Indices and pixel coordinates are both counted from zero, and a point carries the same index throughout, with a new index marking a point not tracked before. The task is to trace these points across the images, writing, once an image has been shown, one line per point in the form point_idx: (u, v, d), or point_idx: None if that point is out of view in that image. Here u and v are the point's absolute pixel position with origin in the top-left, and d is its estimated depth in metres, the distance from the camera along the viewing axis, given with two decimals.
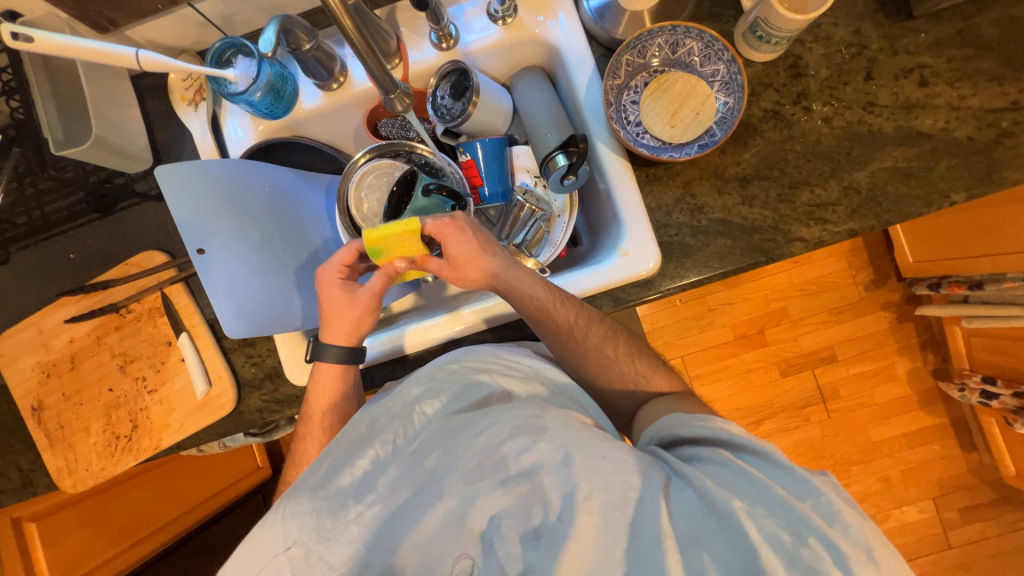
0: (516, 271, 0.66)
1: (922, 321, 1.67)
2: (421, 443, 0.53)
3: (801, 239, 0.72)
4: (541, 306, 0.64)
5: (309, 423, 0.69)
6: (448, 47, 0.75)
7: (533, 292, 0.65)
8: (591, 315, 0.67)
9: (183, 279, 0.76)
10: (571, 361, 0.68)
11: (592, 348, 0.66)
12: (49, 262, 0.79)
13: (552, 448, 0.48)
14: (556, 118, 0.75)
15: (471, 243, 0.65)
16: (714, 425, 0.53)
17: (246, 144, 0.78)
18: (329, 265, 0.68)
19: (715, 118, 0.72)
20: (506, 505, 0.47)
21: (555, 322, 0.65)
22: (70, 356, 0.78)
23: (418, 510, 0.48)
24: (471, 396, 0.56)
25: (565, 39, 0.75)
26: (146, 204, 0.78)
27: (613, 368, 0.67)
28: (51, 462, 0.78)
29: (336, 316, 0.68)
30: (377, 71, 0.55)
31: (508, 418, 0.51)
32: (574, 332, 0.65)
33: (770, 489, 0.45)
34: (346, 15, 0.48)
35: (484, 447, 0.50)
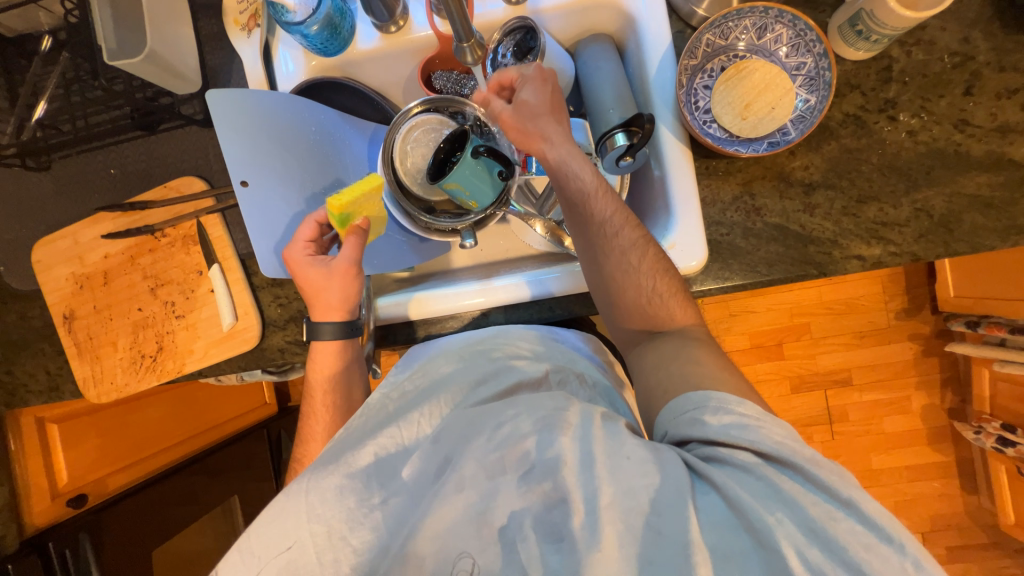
0: (567, 146, 0.59)
1: (948, 357, 1.62)
2: (446, 428, 0.52)
3: (859, 256, 0.68)
4: (583, 187, 0.58)
5: (312, 395, 0.69)
6: (517, 1, 0.71)
7: (577, 166, 0.58)
8: (628, 217, 0.59)
9: (219, 210, 0.75)
10: (594, 261, 0.59)
11: (619, 252, 0.58)
12: (89, 174, 0.79)
13: (574, 445, 0.46)
14: (620, 93, 0.71)
15: (543, 96, 0.61)
16: (732, 414, 0.46)
17: (296, 79, 0.75)
18: (295, 244, 0.68)
19: (791, 115, 0.67)
20: (528, 504, 0.44)
21: (588, 207, 0.58)
22: (104, 271, 0.79)
23: (436, 498, 0.45)
24: (497, 382, 0.56)
25: (644, 7, 0.70)
26: (190, 129, 0.77)
27: (633, 280, 0.58)
28: (78, 370, 0.80)
29: (312, 291, 0.67)
30: (454, 12, 0.51)
31: (530, 410, 0.50)
32: (605, 228, 0.58)
33: (799, 504, 0.40)
34: None
35: (506, 438, 0.47)
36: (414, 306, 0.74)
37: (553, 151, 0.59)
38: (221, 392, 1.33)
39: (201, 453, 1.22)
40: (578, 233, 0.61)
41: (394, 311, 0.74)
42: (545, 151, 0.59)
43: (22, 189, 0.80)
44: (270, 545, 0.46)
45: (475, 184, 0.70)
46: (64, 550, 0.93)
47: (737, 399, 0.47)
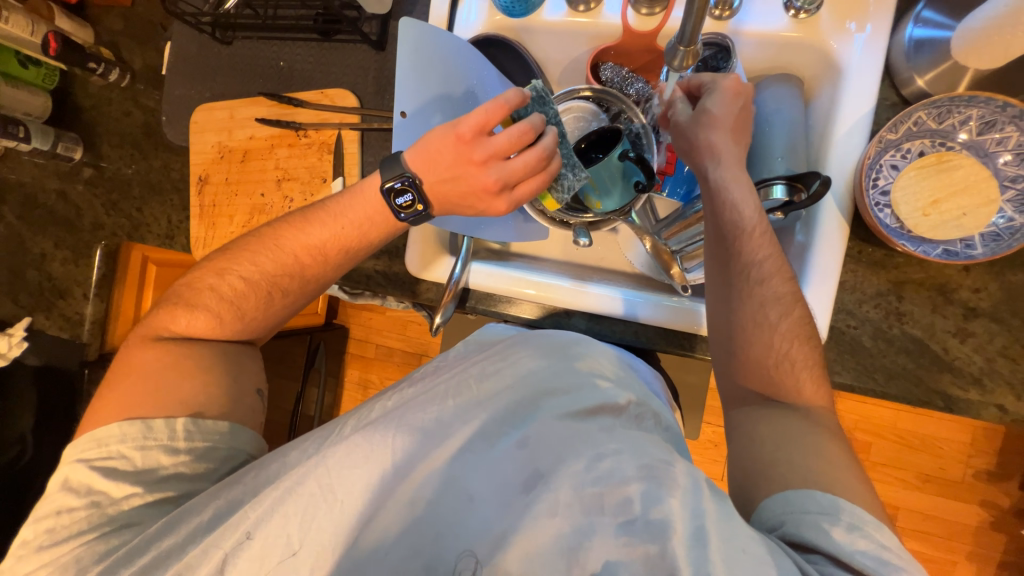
0: (736, 172, 0.59)
1: (1018, 541, 1.42)
2: (535, 433, 0.49)
3: (999, 405, 0.60)
4: (742, 220, 0.57)
5: (319, 216, 0.68)
6: (721, 16, 0.66)
7: (741, 203, 0.57)
8: (780, 266, 0.57)
9: (361, 129, 0.78)
10: (729, 299, 0.58)
11: (760, 299, 0.56)
12: (263, 60, 0.85)
13: (685, 513, 0.41)
14: (792, 144, 0.66)
15: (731, 111, 0.60)
16: (869, 541, 0.42)
17: (473, 30, 0.76)
18: (501, 137, 0.61)
19: (984, 229, 0.59)
20: (626, 559, 0.41)
21: (739, 242, 0.57)
22: (244, 150, 0.85)
23: (527, 512, 0.44)
24: (581, 397, 0.52)
25: (857, 61, 0.63)
26: (361, 46, 0.80)
27: (766, 334, 0.55)
28: (194, 228, 0.88)
29: (458, 190, 0.64)
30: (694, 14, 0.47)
31: (633, 451, 0.46)
32: (752, 270, 0.56)
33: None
34: None
35: (606, 475, 0.44)
36: (505, 283, 0.74)
37: (722, 177, 0.58)
38: None
39: None
40: (715, 265, 0.59)
41: (486, 280, 0.75)
42: (709, 171, 0.59)
43: (204, 55, 0.87)
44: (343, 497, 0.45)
45: (608, 185, 0.69)
46: None
47: (877, 524, 0.43)
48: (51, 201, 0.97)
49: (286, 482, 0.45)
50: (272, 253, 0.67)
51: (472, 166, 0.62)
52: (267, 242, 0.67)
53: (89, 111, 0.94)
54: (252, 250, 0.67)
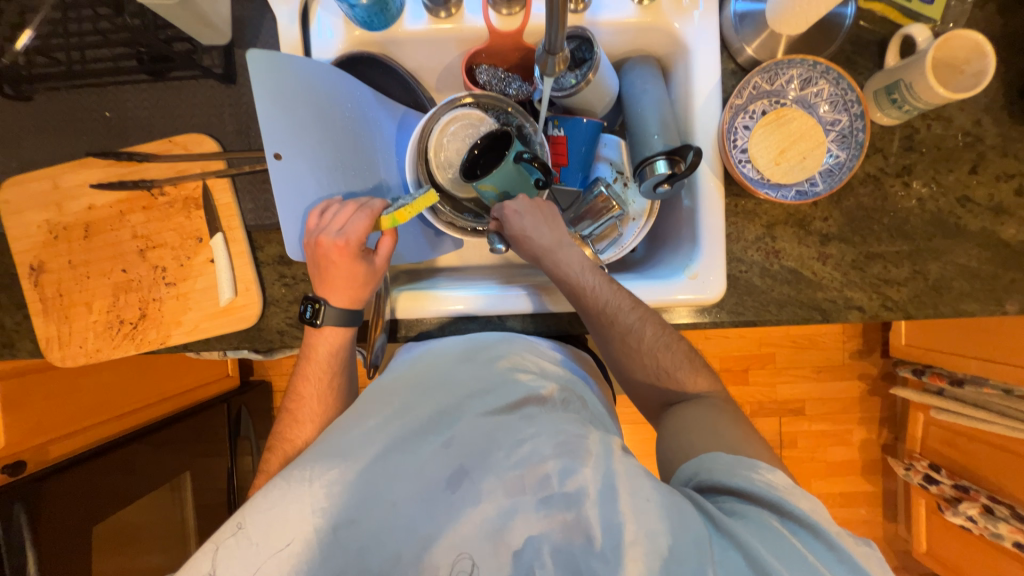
0: (557, 249, 0.67)
1: (888, 398, 1.77)
2: (462, 434, 0.50)
3: (859, 307, 0.73)
4: (573, 288, 0.65)
5: (305, 377, 0.65)
6: (577, 9, 0.70)
7: (573, 269, 0.66)
8: (624, 299, 0.64)
9: (230, 175, 0.70)
10: (606, 345, 0.66)
11: (620, 333, 0.63)
12: (79, 113, 0.71)
13: (596, 477, 0.46)
14: (664, 120, 0.71)
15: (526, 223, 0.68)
16: (761, 476, 0.47)
17: (333, 50, 0.70)
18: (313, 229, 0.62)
19: (820, 168, 0.70)
20: (547, 529, 0.44)
21: (585, 299, 0.64)
22: (85, 223, 0.71)
23: (456, 510, 0.45)
24: (506, 395, 0.53)
25: (698, 40, 0.70)
26: (204, 82, 0.70)
27: (640, 358, 0.64)
28: (41, 328, 0.72)
29: (333, 279, 0.63)
30: (555, 21, 0.48)
31: (550, 432, 0.50)
32: (602, 318, 0.63)
33: (819, 572, 0.41)
34: None
35: (526, 458, 0.47)
36: (428, 303, 0.70)
37: (549, 260, 0.67)
38: (182, 361, 1.26)
39: (160, 421, 1.14)
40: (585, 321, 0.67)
41: (405, 307, 0.69)
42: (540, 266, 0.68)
43: None
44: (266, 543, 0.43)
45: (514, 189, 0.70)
46: None
47: (768, 466, 0.48)
48: None
49: (202, 548, 0.44)
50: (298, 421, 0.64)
51: (320, 256, 0.62)
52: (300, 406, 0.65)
53: None
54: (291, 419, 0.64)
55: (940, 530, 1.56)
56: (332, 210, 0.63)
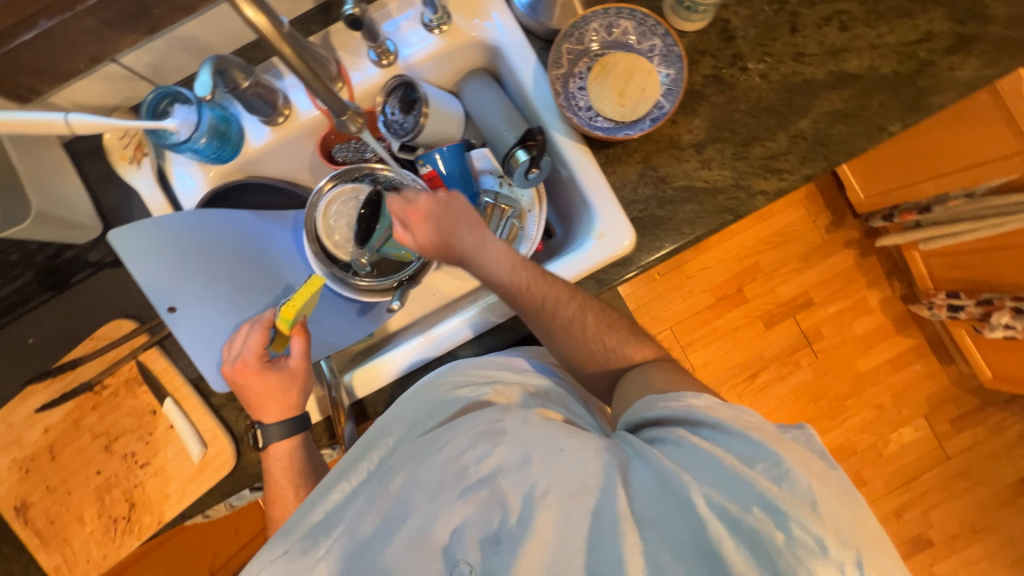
0: (483, 246, 0.66)
1: (883, 252, 1.75)
2: (393, 464, 0.51)
3: (762, 190, 0.75)
4: (508, 286, 0.65)
5: (275, 495, 0.66)
6: (389, 63, 0.75)
7: (501, 269, 0.66)
8: (559, 295, 0.65)
9: (157, 342, 0.73)
10: (549, 339, 0.67)
11: (561, 328, 0.65)
12: (7, 351, 0.75)
13: (509, 450, 0.47)
14: (508, 115, 0.76)
15: (437, 229, 0.65)
16: (681, 401, 0.51)
17: (199, 193, 0.75)
18: (230, 357, 0.65)
19: (661, 90, 0.73)
20: (468, 515, 0.44)
21: (523, 304, 0.65)
22: (48, 446, 0.74)
23: (383, 532, 0.45)
24: (442, 413, 0.56)
25: (503, 38, 0.75)
26: (104, 273, 0.75)
27: (586, 346, 0.66)
28: (46, 560, 0.73)
29: (259, 399, 0.65)
30: (322, 92, 0.52)
31: (468, 426, 0.50)
32: (543, 312, 0.65)
33: (713, 458, 0.43)
34: (284, 42, 0.45)
35: (445, 460, 0.48)
36: (376, 373, 0.72)
37: (475, 262, 0.67)
38: None
39: None
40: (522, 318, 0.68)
41: (360, 382, 0.72)
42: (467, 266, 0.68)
43: None
44: None
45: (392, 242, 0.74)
46: None
47: (692, 393, 0.52)
48: None
49: None
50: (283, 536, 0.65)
51: (239, 380, 0.65)
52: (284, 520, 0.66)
53: None
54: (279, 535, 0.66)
55: (993, 350, 1.51)
56: (240, 337, 0.66)
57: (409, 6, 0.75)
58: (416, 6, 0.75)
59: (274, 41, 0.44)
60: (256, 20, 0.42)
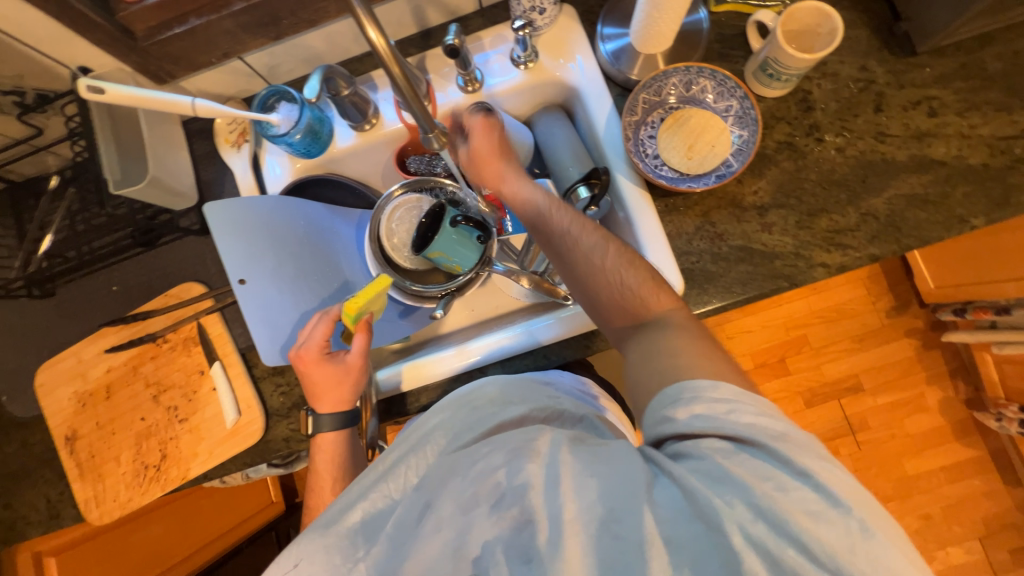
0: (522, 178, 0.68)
1: (949, 348, 1.61)
2: (430, 476, 0.51)
3: (822, 263, 0.73)
4: (537, 208, 0.64)
5: (314, 490, 0.68)
6: (474, 90, 0.80)
7: (529, 192, 0.66)
8: (584, 222, 0.62)
9: (218, 309, 0.79)
10: (566, 266, 0.62)
11: (582, 254, 0.60)
12: (93, 294, 0.83)
13: (541, 470, 0.46)
14: (576, 152, 0.80)
15: (495, 138, 0.70)
16: (704, 403, 0.46)
17: (283, 181, 0.82)
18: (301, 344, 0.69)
19: (730, 150, 0.75)
20: (498, 532, 0.44)
21: (548, 224, 0.63)
22: (106, 386, 0.80)
23: (415, 539, 0.45)
24: (482, 426, 0.55)
25: (584, 80, 0.79)
26: (188, 239, 0.83)
27: (605, 279, 0.59)
28: (80, 491, 0.79)
29: (318, 387, 0.68)
30: (417, 108, 0.56)
31: (503, 444, 0.49)
32: (566, 237, 0.61)
33: (744, 483, 0.41)
34: (394, 62, 0.50)
35: (479, 474, 0.47)
36: (424, 371, 0.74)
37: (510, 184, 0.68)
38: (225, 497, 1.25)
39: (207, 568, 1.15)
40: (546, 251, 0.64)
41: (396, 381, 0.74)
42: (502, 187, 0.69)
43: (28, 317, 0.84)
44: None
45: (456, 250, 0.77)
46: None
47: (711, 384, 0.47)
48: None
49: None
50: None
51: (305, 365, 0.68)
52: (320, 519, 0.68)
53: None
54: None
55: None
56: (313, 323, 0.70)
57: (501, 42, 0.81)
58: (507, 43, 0.81)
59: (388, 62, 0.49)
60: (375, 39, 0.47)
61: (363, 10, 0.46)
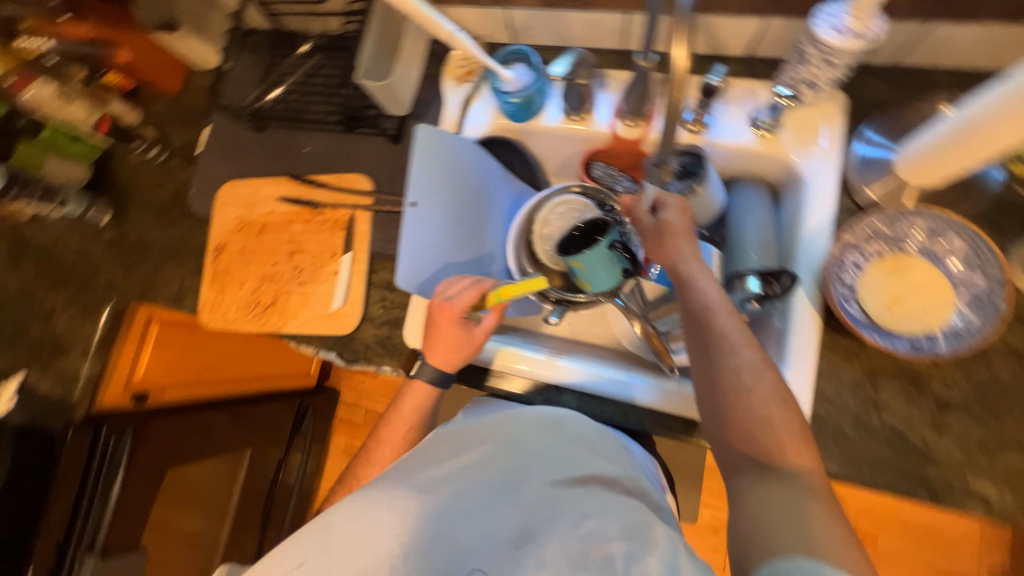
0: (699, 263, 0.60)
1: None
2: (529, 499, 0.54)
3: (984, 499, 0.61)
4: (704, 300, 0.56)
5: (390, 423, 0.74)
6: (695, 131, 0.76)
7: (702, 283, 0.58)
8: (749, 335, 0.53)
9: (373, 210, 0.86)
10: (707, 374, 0.53)
11: (733, 369, 0.51)
12: (290, 146, 0.95)
13: (661, 568, 0.47)
14: (764, 241, 0.74)
15: (687, 221, 0.64)
16: None
17: (480, 129, 0.86)
18: (444, 297, 0.70)
19: (943, 326, 0.63)
20: None
21: (709, 321, 0.54)
22: (262, 223, 0.92)
23: (515, 565, 0.49)
24: (579, 472, 0.58)
25: (815, 174, 0.72)
26: (380, 139, 0.90)
27: (745, 403, 0.50)
28: (204, 293, 0.92)
29: (437, 338, 0.71)
30: (667, 138, 0.55)
31: (616, 515, 0.52)
32: (724, 342, 0.53)
33: None
34: (680, 87, 0.47)
35: (591, 532, 0.50)
36: (510, 359, 0.76)
37: (685, 267, 0.60)
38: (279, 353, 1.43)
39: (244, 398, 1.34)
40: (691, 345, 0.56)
41: (485, 354, 0.77)
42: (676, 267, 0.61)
43: (239, 140, 0.98)
44: (353, 550, 0.49)
45: (597, 272, 0.74)
46: (110, 437, 1.01)
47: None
48: (72, 262, 1.07)
49: (293, 547, 0.50)
50: (371, 464, 0.73)
51: (439, 319, 0.69)
52: (381, 447, 0.74)
53: (129, 184, 1.06)
54: (368, 458, 0.74)
55: None
56: (461, 283, 0.71)
57: (748, 99, 0.76)
58: (754, 102, 0.76)
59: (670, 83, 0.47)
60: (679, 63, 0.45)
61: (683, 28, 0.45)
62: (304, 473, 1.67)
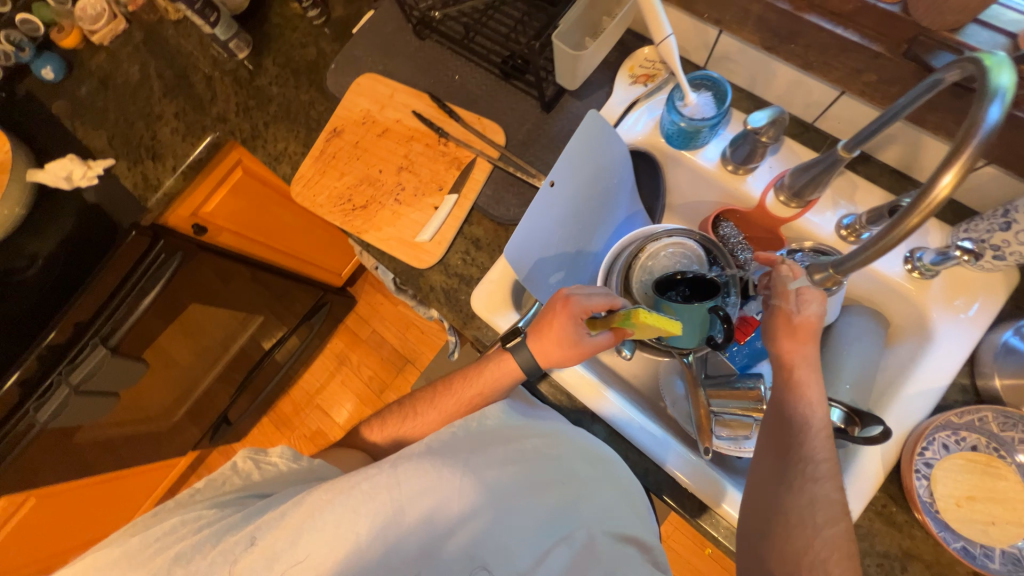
0: (815, 378, 0.59)
1: None
2: (584, 541, 0.61)
3: None
4: (806, 420, 0.56)
5: (457, 381, 0.74)
6: (846, 237, 0.73)
7: (811, 400, 0.57)
8: (836, 472, 0.53)
9: (495, 165, 0.84)
10: (779, 491, 0.54)
11: (807, 499, 0.52)
12: (442, 67, 0.93)
13: None
14: (864, 377, 0.70)
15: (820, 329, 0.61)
16: None
17: (632, 136, 0.81)
18: (573, 294, 0.65)
19: (1006, 546, 0.60)
20: None
21: (801, 441, 0.55)
22: (385, 128, 0.91)
23: None
24: (628, 532, 0.64)
25: (949, 337, 0.67)
26: (530, 100, 0.87)
27: (807, 534, 0.51)
28: (304, 167, 0.92)
29: (546, 332, 0.66)
30: (856, 261, 0.49)
31: None
32: (808, 467, 0.53)
33: None
34: (923, 214, 0.41)
35: None
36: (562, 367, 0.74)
37: (795, 377, 0.59)
38: (317, 240, 1.52)
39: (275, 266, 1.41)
40: (774, 450, 0.57)
41: None
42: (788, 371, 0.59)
43: (397, 39, 0.97)
44: (427, 522, 0.58)
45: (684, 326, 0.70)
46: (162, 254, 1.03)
47: None
48: (197, 80, 1.08)
49: (371, 487, 0.58)
50: (427, 409, 0.75)
51: (558, 313, 0.65)
52: (437, 400, 0.75)
53: (277, 33, 1.06)
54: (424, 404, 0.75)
55: None
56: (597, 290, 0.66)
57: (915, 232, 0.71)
58: (920, 238, 0.70)
59: (916, 209, 0.41)
60: (944, 190, 0.39)
61: (969, 158, 0.39)
62: (294, 358, 1.76)
